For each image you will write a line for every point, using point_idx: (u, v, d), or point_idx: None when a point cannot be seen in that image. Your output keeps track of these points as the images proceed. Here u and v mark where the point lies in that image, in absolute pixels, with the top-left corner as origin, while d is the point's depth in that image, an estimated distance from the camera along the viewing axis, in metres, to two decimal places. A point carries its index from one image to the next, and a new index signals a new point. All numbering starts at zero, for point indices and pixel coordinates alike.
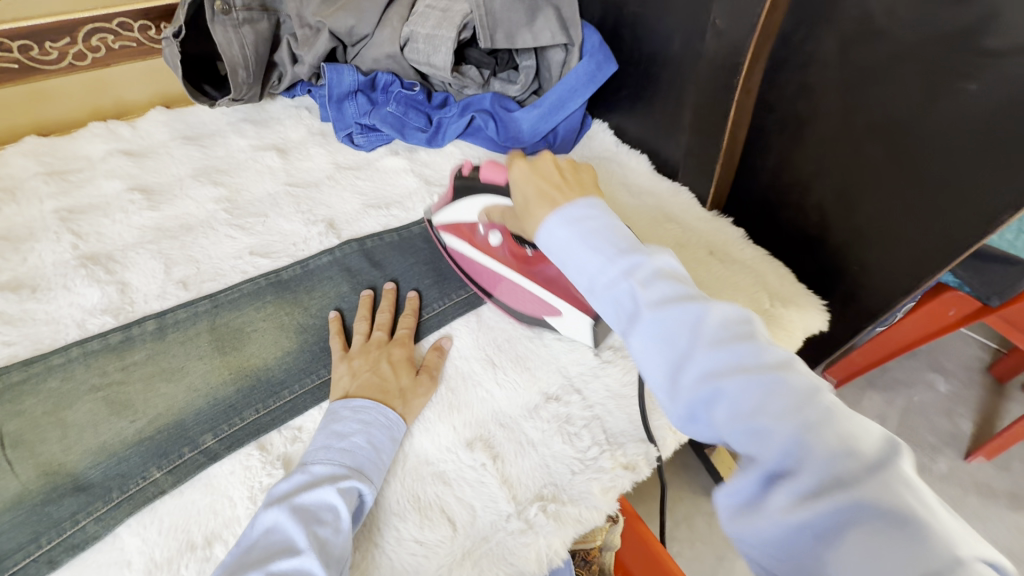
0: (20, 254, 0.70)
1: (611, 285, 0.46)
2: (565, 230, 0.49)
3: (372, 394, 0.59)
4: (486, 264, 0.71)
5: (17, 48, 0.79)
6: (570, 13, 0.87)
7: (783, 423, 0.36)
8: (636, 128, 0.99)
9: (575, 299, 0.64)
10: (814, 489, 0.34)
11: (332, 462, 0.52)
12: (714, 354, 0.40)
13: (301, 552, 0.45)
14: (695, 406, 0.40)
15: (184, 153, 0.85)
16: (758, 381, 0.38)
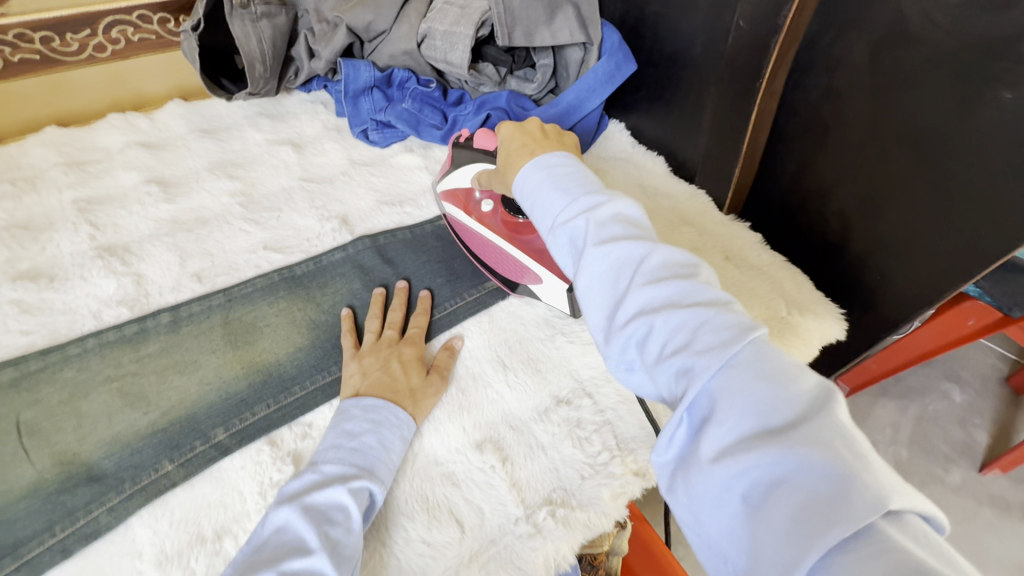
0: (39, 243, 0.70)
1: (567, 232, 0.50)
2: (537, 174, 0.55)
3: (383, 394, 0.59)
4: (477, 230, 0.74)
5: (38, 39, 0.80)
6: (589, 11, 0.86)
7: (706, 356, 0.38)
8: (653, 129, 0.97)
9: (554, 267, 0.67)
10: (731, 426, 0.35)
11: (342, 462, 0.52)
12: (649, 295, 0.43)
13: (312, 552, 0.45)
14: (630, 343, 0.42)
15: (200, 146, 0.86)
16: (688, 318, 0.40)
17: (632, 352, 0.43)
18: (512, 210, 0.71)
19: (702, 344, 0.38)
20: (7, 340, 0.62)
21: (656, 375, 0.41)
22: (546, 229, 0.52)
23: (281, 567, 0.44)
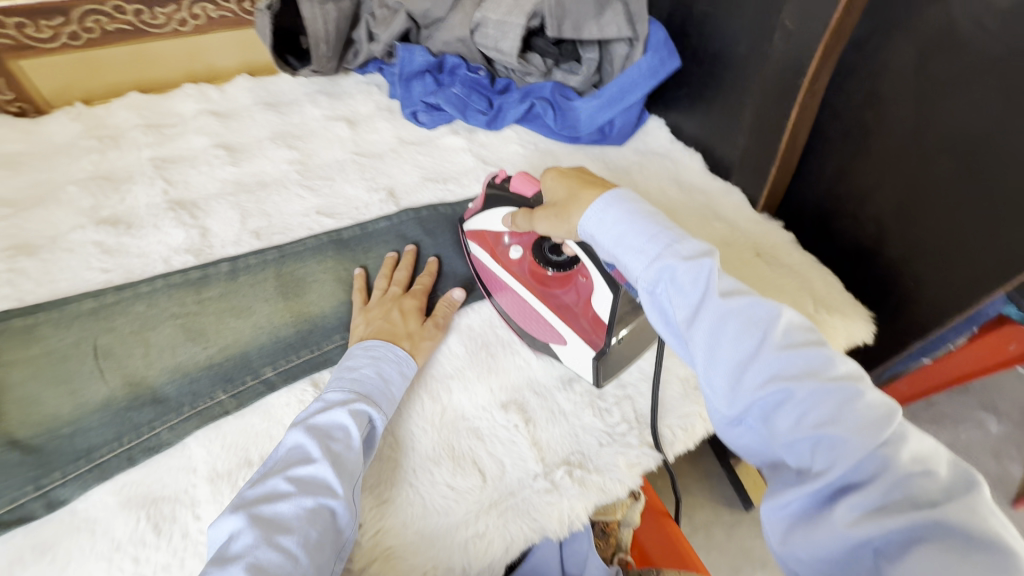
0: (119, 194, 0.78)
1: (671, 279, 0.47)
2: (617, 212, 0.51)
3: (381, 336, 0.62)
4: (501, 276, 0.69)
5: (130, 11, 0.88)
6: (638, 8, 0.89)
7: (858, 436, 0.37)
8: (692, 126, 0.99)
9: (582, 330, 0.62)
10: (880, 500, 0.35)
11: (342, 388, 0.55)
12: (782, 358, 0.42)
13: (316, 461, 0.47)
14: (759, 407, 0.41)
15: (264, 118, 0.92)
16: (834, 392, 0.39)
17: (758, 414, 0.42)
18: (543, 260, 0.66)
19: (852, 422, 0.38)
20: (88, 276, 0.69)
21: (786, 442, 0.40)
22: (640, 271, 0.48)
23: (287, 473, 0.47)
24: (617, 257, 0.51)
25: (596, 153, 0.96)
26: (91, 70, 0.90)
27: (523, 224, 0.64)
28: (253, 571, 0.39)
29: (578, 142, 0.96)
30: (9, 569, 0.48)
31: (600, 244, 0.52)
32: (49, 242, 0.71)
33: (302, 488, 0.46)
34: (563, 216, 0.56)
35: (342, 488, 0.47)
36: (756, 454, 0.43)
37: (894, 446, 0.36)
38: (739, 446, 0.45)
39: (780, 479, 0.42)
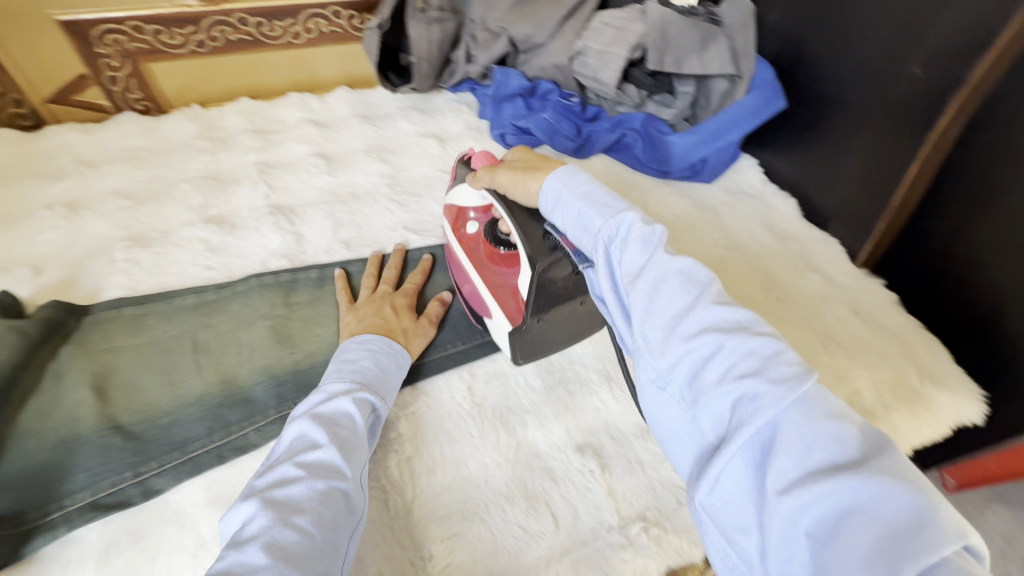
0: (225, 194, 0.82)
1: (623, 234, 0.48)
2: (586, 182, 0.53)
3: (376, 331, 0.62)
4: (456, 249, 0.69)
5: (253, 24, 0.93)
6: (742, 47, 0.89)
7: (775, 389, 0.35)
8: (788, 168, 0.94)
9: (508, 309, 0.63)
10: (799, 460, 0.33)
11: (344, 379, 0.54)
12: (716, 314, 0.41)
13: (323, 446, 0.46)
14: (687, 363, 0.40)
15: (360, 130, 0.95)
16: (759, 346, 0.38)
17: (685, 373, 0.40)
18: (495, 240, 0.66)
19: (775, 374, 0.36)
20: (194, 272, 0.73)
21: (710, 399, 0.38)
22: (598, 225, 0.49)
23: (295, 460, 0.45)
24: (578, 214, 0.52)
25: (684, 189, 0.93)
26: (210, 75, 0.96)
27: (485, 179, 0.62)
28: (272, 550, 0.38)
29: (667, 177, 0.94)
30: (106, 552, 0.50)
31: (562, 201, 0.53)
32: (161, 236, 0.76)
33: (311, 472, 0.44)
34: (528, 174, 0.57)
35: (351, 472, 0.46)
36: (679, 425, 0.41)
37: (814, 402, 0.34)
38: (664, 418, 0.43)
39: (702, 450, 0.39)
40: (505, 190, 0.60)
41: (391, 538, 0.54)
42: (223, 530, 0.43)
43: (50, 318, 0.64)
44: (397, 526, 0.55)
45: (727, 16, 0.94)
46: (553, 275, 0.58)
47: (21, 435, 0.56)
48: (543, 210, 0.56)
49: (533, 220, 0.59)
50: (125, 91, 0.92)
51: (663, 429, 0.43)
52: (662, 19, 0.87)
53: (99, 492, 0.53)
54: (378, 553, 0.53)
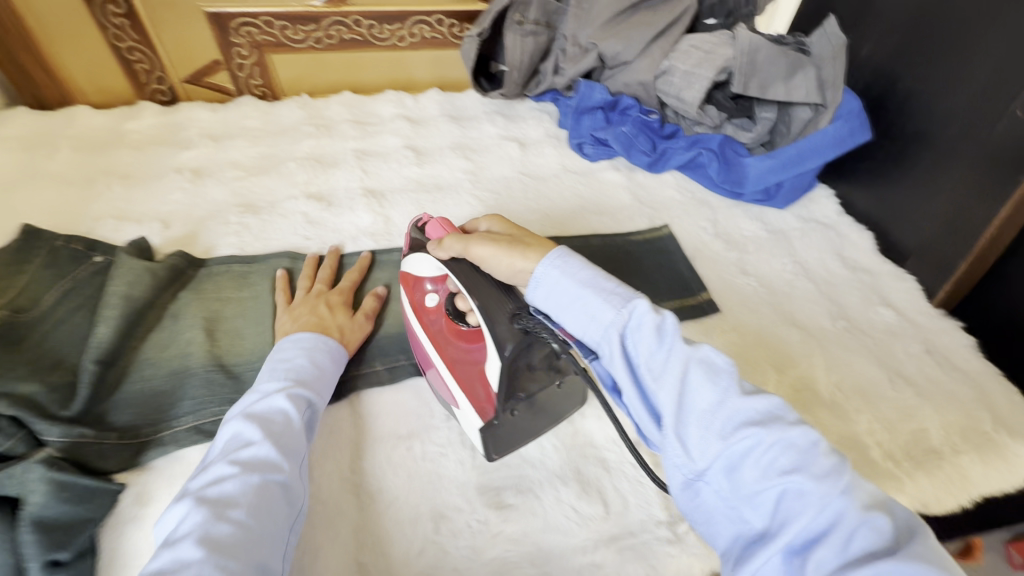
0: (326, 175, 0.90)
1: (637, 322, 0.48)
2: (583, 269, 0.52)
3: (314, 330, 0.63)
4: (416, 327, 0.65)
5: (365, 25, 1.02)
6: (830, 76, 0.89)
7: (821, 485, 0.39)
8: (865, 201, 0.94)
9: (477, 399, 0.57)
10: (845, 550, 0.36)
11: (278, 378, 0.56)
12: (744, 409, 0.43)
13: (257, 442, 0.49)
14: (725, 459, 0.42)
15: (448, 129, 1.02)
16: (796, 439, 0.41)
17: (721, 468, 0.42)
18: (456, 316, 0.63)
19: (818, 470, 0.39)
20: (294, 241, 0.81)
21: (750, 493, 0.41)
22: (610, 315, 0.49)
23: (229, 458, 0.48)
24: (581, 300, 0.51)
25: (756, 213, 0.94)
26: (321, 69, 1.06)
27: (453, 249, 0.59)
28: (206, 544, 0.41)
29: (740, 198, 0.95)
30: None
31: (561, 287, 0.52)
32: (268, 206, 0.85)
33: (246, 467, 0.47)
34: (515, 251, 0.56)
35: (287, 464, 0.49)
36: (712, 514, 0.43)
37: (855, 493, 0.38)
38: (696, 509, 0.44)
39: (739, 537, 0.42)
40: (482, 265, 0.58)
41: (447, 500, 0.58)
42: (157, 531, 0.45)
43: (174, 265, 0.73)
44: (453, 490, 0.58)
45: (817, 47, 0.93)
46: (527, 361, 0.54)
47: (141, 361, 0.64)
48: (531, 297, 0.54)
49: (499, 291, 0.56)
50: (248, 77, 1.04)
51: (693, 515, 0.45)
52: (751, 44, 0.89)
53: (201, 419, 0.61)
54: (434, 512, 0.57)
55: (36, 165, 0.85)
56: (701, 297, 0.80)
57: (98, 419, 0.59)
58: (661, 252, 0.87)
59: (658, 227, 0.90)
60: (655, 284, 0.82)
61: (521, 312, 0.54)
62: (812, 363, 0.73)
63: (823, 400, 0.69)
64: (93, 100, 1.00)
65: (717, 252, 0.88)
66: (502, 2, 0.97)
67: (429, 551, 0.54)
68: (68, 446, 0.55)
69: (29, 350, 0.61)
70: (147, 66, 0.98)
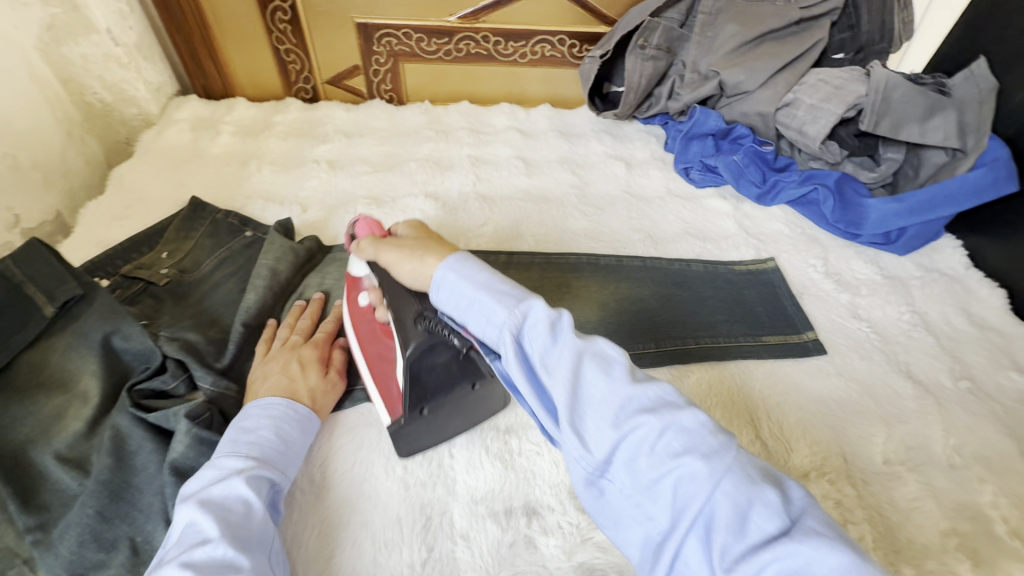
0: (442, 177, 0.96)
1: (531, 321, 0.48)
2: (480, 272, 0.52)
3: (279, 393, 0.59)
4: (348, 326, 0.67)
5: (492, 41, 1.09)
6: (971, 121, 0.87)
7: (709, 465, 0.40)
8: (1000, 255, 0.87)
9: (388, 396, 0.60)
10: (743, 534, 0.37)
11: (238, 454, 0.52)
12: (633, 397, 0.44)
13: (213, 539, 0.45)
14: (624, 449, 0.43)
15: (556, 143, 1.06)
16: (684, 421, 0.42)
17: (621, 462, 0.43)
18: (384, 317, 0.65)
19: (706, 450, 0.40)
20: None
21: (648, 484, 0.41)
22: (502, 314, 0.48)
23: (181, 559, 0.44)
24: (477, 303, 0.50)
25: (871, 256, 0.90)
26: (445, 79, 1.14)
27: (367, 251, 0.62)
28: None
29: (855, 240, 0.91)
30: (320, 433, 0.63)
31: (457, 289, 0.51)
32: (389, 201, 0.92)
33: (199, 572, 0.42)
34: (416, 256, 0.57)
35: (246, 561, 0.45)
36: (621, 512, 0.43)
37: (741, 469, 0.40)
38: (603, 509, 0.44)
39: (649, 535, 0.42)
40: (389, 269, 0.59)
41: (540, 497, 0.60)
42: None
43: (310, 248, 0.81)
44: (546, 489, 0.60)
45: (959, 89, 0.89)
46: (428, 363, 0.55)
47: None
48: (434, 299, 0.53)
49: (406, 293, 0.57)
50: (380, 83, 1.14)
51: (605, 519, 0.45)
52: (887, 82, 0.87)
53: None
54: (528, 507, 0.59)
55: (201, 146, 0.97)
56: (807, 337, 0.78)
57: (239, 374, 0.66)
58: (763, 285, 0.85)
59: (764, 260, 0.88)
60: (757, 316, 0.81)
61: (426, 312, 0.55)
62: (928, 420, 0.69)
63: (940, 463, 0.65)
64: (249, 93, 1.13)
65: (827, 292, 0.85)
66: (627, 28, 1.00)
67: (521, 545, 0.56)
68: (214, 395, 0.62)
69: (193, 306, 0.72)
70: (299, 66, 1.09)
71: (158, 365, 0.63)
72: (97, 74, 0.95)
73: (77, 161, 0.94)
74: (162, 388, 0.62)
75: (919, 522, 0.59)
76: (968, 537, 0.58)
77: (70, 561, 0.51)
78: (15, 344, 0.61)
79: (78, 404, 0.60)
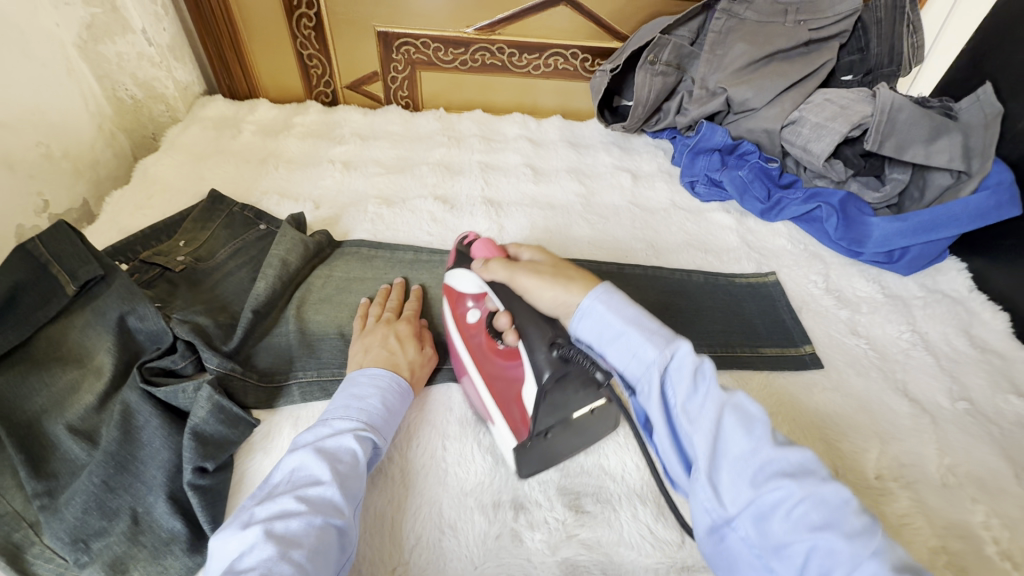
0: (452, 180, 0.99)
1: (678, 367, 0.50)
2: (629, 310, 0.53)
3: (385, 366, 0.63)
4: (456, 339, 0.67)
5: (506, 53, 1.12)
6: (976, 146, 0.88)
7: (850, 544, 0.39)
8: (1006, 278, 0.87)
9: (512, 418, 0.60)
10: None
11: (351, 416, 0.55)
12: (776, 460, 0.44)
13: (325, 482, 0.48)
14: (757, 506, 0.43)
15: (565, 153, 1.08)
16: (827, 496, 0.42)
17: (750, 514, 0.44)
18: (497, 334, 0.64)
19: (848, 528, 0.40)
20: (419, 235, 0.89)
21: (780, 545, 0.42)
22: (652, 356, 0.50)
23: (295, 492, 0.47)
24: (627, 342, 0.52)
25: (873, 275, 0.90)
26: (459, 88, 1.18)
27: (495, 272, 0.60)
28: None
29: (857, 258, 0.92)
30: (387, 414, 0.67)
31: (605, 322, 0.53)
32: (399, 201, 0.95)
33: (312, 507, 0.46)
34: (559, 284, 0.56)
35: (348, 508, 0.48)
36: (740, 560, 0.44)
37: (885, 554, 0.39)
38: (723, 552, 0.45)
39: None
40: (525, 294, 0.58)
41: (529, 493, 0.61)
42: (211, 552, 0.45)
43: (321, 242, 0.83)
44: (535, 486, 0.61)
45: (965, 113, 0.90)
46: (561, 391, 0.54)
47: (285, 319, 0.74)
48: (572, 327, 0.55)
49: (538, 317, 0.56)
50: (398, 89, 1.18)
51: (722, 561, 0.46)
52: (892, 103, 0.88)
53: (323, 374, 0.68)
54: (516, 502, 0.60)
55: (223, 144, 1.02)
56: (805, 350, 0.78)
57: (245, 358, 0.69)
58: (763, 298, 0.86)
59: (765, 273, 0.89)
60: (755, 328, 0.82)
61: (559, 339, 0.53)
62: (923, 439, 0.69)
63: (932, 481, 0.65)
64: (272, 96, 1.18)
65: (826, 307, 0.85)
66: (638, 44, 1.03)
67: (507, 536, 0.57)
68: (221, 374, 0.64)
69: (206, 292, 0.75)
70: (320, 71, 1.14)
71: (168, 346, 0.66)
72: (130, 72, 1.00)
73: (106, 153, 0.99)
74: (171, 367, 0.64)
75: (909, 538, 0.59)
76: (957, 556, 0.58)
77: (74, 526, 0.52)
78: (38, 320, 0.65)
79: (92, 377, 0.63)
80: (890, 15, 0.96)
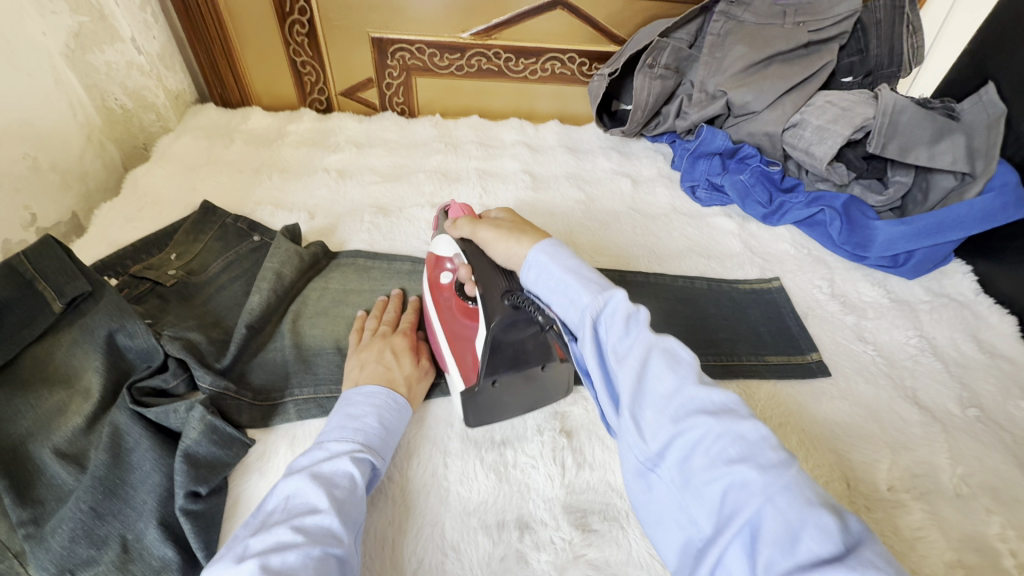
0: (449, 188, 0.97)
1: (611, 310, 0.49)
2: (567, 261, 0.54)
3: (379, 381, 0.61)
4: (428, 298, 0.71)
5: (502, 58, 1.11)
6: (980, 147, 0.87)
7: (763, 477, 0.37)
8: (1011, 281, 0.85)
9: (465, 366, 0.63)
10: (793, 553, 0.33)
11: (347, 438, 0.53)
12: (698, 398, 0.42)
13: (322, 510, 0.46)
14: (677, 446, 0.41)
15: (563, 158, 1.07)
16: (746, 431, 0.39)
17: (673, 456, 0.41)
18: (463, 292, 0.67)
19: (762, 461, 0.38)
20: (416, 244, 0.88)
21: (697, 485, 0.39)
22: (585, 299, 0.50)
23: (292, 522, 0.45)
24: (563, 286, 0.52)
25: (878, 278, 0.89)
26: (455, 94, 1.16)
27: (462, 229, 0.65)
28: None
29: (862, 262, 0.91)
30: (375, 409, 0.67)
31: (548, 272, 0.54)
32: (396, 210, 0.93)
33: (310, 537, 0.44)
34: (512, 237, 0.59)
35: (347, 536, 0.46)
36: (665, 512, 0.42)
37: (799, 489, 0.36)
38: (651, 505, 0.43)
39: (691, 542, 0.39)
40: (484, 247, 0.62)
41: (534, 512, 0.59)
42: None
43: (316, 253, 0.82)
44: (540, 504, 0.59)
45: (968, 114, 0.90)
46: (508, 337, 0.58)
47: (279, 334, 0.72)
48: (522, 279, 0.57)
49: (494, 272, 0.59)
50: (393, 95, 1.16)
51: (649, 515, 0.43)
52: (895, 105, 0.87)
53: (320, 392, 0.66)
54: (520, 521, 0.58)
55: (216, 153, 1.00)
56: (811, 357, 0.77)
57: (239, 375, 0.67)
58: (768, 304, 0.85)
59: (769, 279, 0.88)
60: (760, 335, 0.80)
61: (514, 290, 0.57)
62: (935, 447, 0.67)
63: (946, 492, 0.63)
64: (266, 104, 1.17)
65: (832, 313, 0.84)
66: (636, 47, 1.01)
67: (512, 558, 0.55)
68: (215, 394, 0.62)
69: (198, 308, 0.73)
70: (314, 78, 1.12)
71: (159, 364, 0.64)
72: (119, 81, 0.99)
73: (95, 163, 0.97)
74: (162, 386, 0.62)
75: (924, 551, 0.57)
76: (975, 569, 0.56)
77: (61, 556, 0.50)
78: (23, 339, 0.63)
79: (80, 399, 0.61)
80: (889, 17, 0.95)
